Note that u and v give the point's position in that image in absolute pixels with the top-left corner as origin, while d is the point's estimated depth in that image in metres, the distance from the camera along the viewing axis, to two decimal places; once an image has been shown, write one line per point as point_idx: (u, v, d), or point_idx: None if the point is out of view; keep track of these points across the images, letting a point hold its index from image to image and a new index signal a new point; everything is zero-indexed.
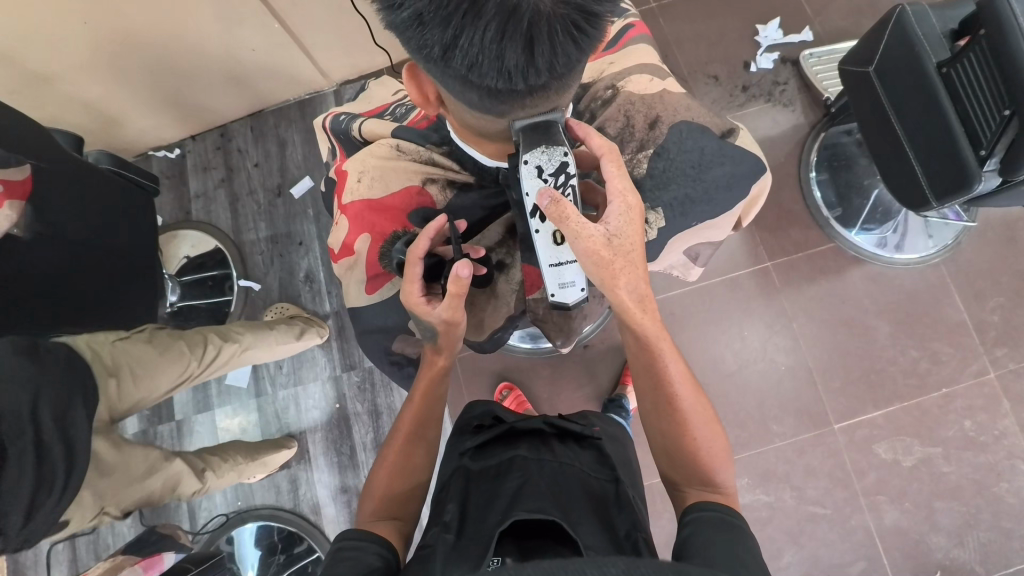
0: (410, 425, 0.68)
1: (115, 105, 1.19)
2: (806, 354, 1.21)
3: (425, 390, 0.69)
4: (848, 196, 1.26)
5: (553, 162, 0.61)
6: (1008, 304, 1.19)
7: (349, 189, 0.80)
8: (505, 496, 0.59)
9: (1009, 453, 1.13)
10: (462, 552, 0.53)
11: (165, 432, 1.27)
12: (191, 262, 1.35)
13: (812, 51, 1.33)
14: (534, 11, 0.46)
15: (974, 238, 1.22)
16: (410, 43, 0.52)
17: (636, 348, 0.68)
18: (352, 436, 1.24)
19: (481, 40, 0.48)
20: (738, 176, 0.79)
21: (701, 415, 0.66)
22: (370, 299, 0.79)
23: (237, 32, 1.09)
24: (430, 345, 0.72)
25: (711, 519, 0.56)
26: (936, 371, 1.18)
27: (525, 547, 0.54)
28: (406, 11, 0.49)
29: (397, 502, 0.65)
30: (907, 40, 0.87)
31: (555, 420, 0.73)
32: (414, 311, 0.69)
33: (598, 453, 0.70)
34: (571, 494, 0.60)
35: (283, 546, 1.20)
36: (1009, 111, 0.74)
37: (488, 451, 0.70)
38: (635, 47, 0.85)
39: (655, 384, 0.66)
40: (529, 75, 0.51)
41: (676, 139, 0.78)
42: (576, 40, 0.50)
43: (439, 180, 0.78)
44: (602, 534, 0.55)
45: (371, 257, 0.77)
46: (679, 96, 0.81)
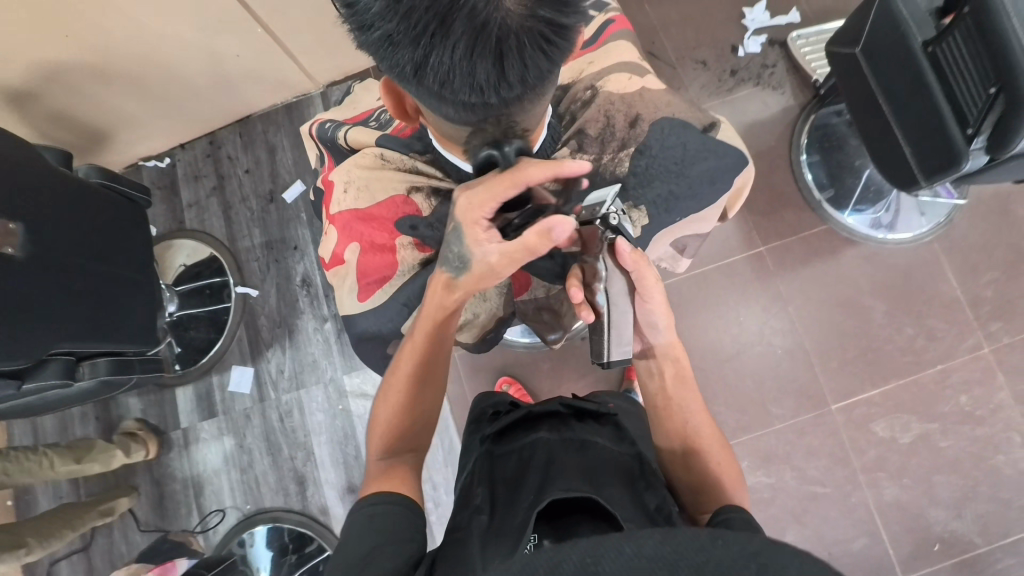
0: (412, 371, 0.67)
1: (99, 118, 1.18)
2: (803, 336, 1.22)
3: (426, 335, 0.68)
4: (840, 176, 1.26)
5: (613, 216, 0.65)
6: (1002, 278, 1.19)
7: (336, 200, 0.80)
8: (536, 475, 0.60)
9: (1006, 425, 1.14)
10: (499, 535, 0.54)
11: (172, 441, 1.29)
12: (188, 271, 1.36)
13: (800, 33, 1.31)
14: (501, 26, 0.46)
15: (966, 214, 1.22)
16: (383, 63, 0.52)
17: (671, 384, 0.69)
18: (356, 437, 1.25)
19: (451, 59, 0.48)
20: (723, 169, 0.78)
21: (723, 452, 0.66)
22: (362, 306, 0.79)
23: (218, 39, 1.07)
24: (444, 273, 0.66)
25: (739, 519, 0.55)
26: (932, 347, 1.19)
27: (558, 527, 0.56)
28: (377, 32, 0.48)
29: (403, 444, 0.67)
30: (894, 21, 0.86)
31: (571, 401, 0.75)
32: (467, 226, 0.62)
33: (616, 428, 0.72)
34: (599, 468, 0.61)
35: (294, 547, 1.22)
36: (995, 89, 0.74)
37: (509, 435, 0.71)
38: (614, 44, 0.84)
39: (675, 420, 0.67)
40: (502, 89, 0.51)
41: (657, 135, 0.78)
42: (546, 52, 0.49)
43: (424, 188, 0.77)
44: (634, 507, 0.55)
45: (361, 266, 0.78)
46: (660, 93, 0.80)
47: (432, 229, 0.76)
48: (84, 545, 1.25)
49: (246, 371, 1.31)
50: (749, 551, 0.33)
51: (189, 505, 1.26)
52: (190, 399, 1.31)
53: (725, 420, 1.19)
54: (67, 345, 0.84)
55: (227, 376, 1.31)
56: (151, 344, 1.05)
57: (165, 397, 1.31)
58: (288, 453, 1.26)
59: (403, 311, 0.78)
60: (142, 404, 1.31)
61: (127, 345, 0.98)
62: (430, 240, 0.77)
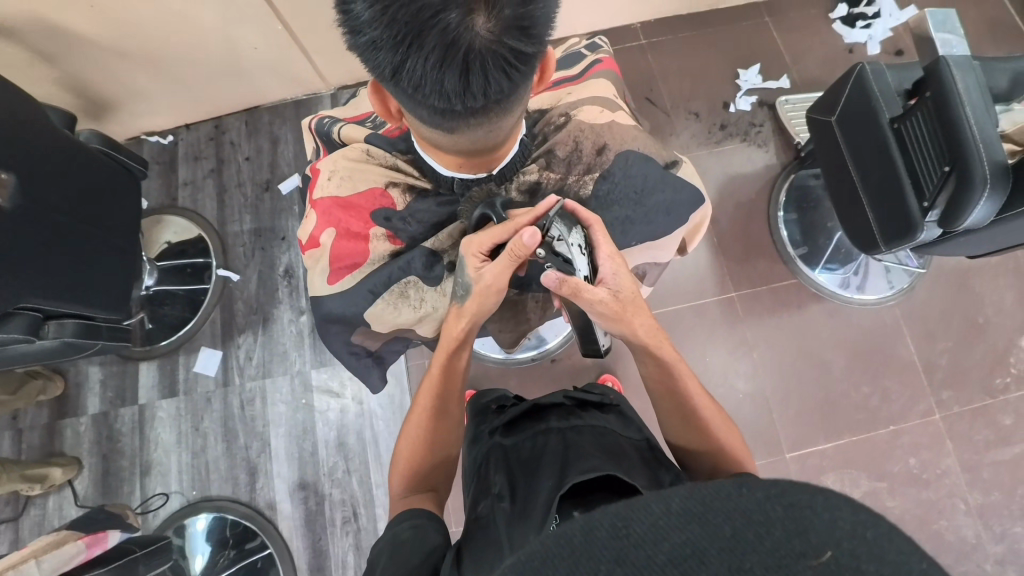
0: (429, 404, 0.71)
1: (110, 87, 1.21)
2: (765, 382, 1.25)
3: (440, 365, 0.73)
4: (813, 235, 1.33)
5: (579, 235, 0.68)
6: (956, 348, 1.25)
7: (320, 186, 0.82)
8: (553, 457, 0.59)
9: (950, 491, 1.17)
10: (522, 515, 0.52)
11: (127, 416, 1.26)
12: (171, 248, 1.36)
13: (787, 98, 1.41)
14: (469, 45, 0.50)
15: (926, 283, 1.29)
16: (367, 64, 0.55)
17: (657, 373, 0.71)
18: (314, 434, 1.24)
19: (424, 68, 0.51)
20: (677, 202, 0.83)
21: (725, 427, 0.67)
22: (330, 289, 0.80)
23: (239, 30, 1.12)
24: (456, 302, 0.75)
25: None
26: (885, 407, 1.23)
27: (584, 500, 0.54)
28: (363, 37, 0.52)
29: (423, 474, 0.69)
30: (864, 95, 0.94)
31: (573, 393, 0.77)
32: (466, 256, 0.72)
33: (621, 414, 0.73)
34: (612, 448, 0.61)
35: (234, 541, 1.19)
36: (948, 167, 0.81)
37: (519, 426, 0.72)
38: (595, 81, 0.89)
39: (675, 402, 0.69)
40: (467, 99, 0.55)
41: (622, 165, 0.82)
42: (509, 74, 0.54)
43: (401, 184, 0.82)
44: (647, 480, 0.56)
45: (335, 250, 0.80)
46: (628, 127, 0.85)
47: (406, 222, 0.81)
48: (15, 515, 1.20)
49: (214, 355, 1.30)
50: (773, 493, 0.28)
51: (133, 484, 1.22)
52: (153, 375, 1.29)
53: None
54: (37, 300, 0.84)
55: (194, 357, 1.30)
56: (122, 313, 1.06)
57: (127, 370, 1.29)
58: (244, 443, 1.24)
59: (369, 299, 0.79)
60: (103, 375, 1.29)
61: (97, 310, 0.98)
62: (403, 233, 0.81)
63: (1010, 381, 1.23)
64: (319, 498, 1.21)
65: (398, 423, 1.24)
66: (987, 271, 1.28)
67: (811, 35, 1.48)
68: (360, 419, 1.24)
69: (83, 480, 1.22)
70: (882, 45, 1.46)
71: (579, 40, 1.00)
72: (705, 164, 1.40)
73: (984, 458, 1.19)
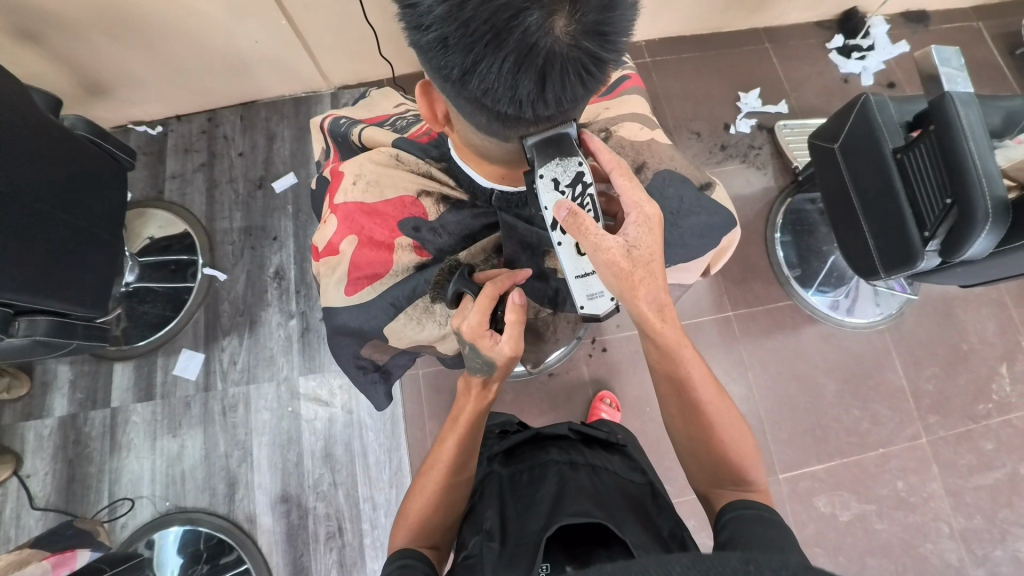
0: (452, 455, 0.62)
1: (100, 72, 1.16)
2: (759, 403, 1.26)
3: (469, 419, 0.64)
4: (808, 258, 1.35)
5: (568, 173, 0.58)
6: (942, 374, 1.28)
7: (343, 189, 0.78)
8: (546, 502, 0.57)
9: (935, 515, 1.19)
10: (510, 562, 0.52)
11: (98, 420, 1.19)
12: (156, 243, 1.30)
13: (786, 123, 1.44)
14: (549, 48, 0.46)
15: (915, 310, 1.32)
16: (431, 63, 0.51)
17: (658, 356, 0.65)
18: (300, 443, 1.19)
19: (499, 69, 0.47)
20: (711, 226, 0.81)
21: (727, 417, 0.65)
22: (348, 300, 0.76)
23: (242, 24, 1.09)
24: (477, 376, 0.66)
25: (748, 516, 0.56)
26: (876, 431, 1.24)
27: (575, 553, 0.54)
28: (432, 34, 0.47)
29: (436, 527, 0.60)
30: (869, 124, 0.96)
31: (580, 426, 0.72)
32: (475, 342, 0.62)
33: (626, 457, 0.69)
34: (610, 496, 0.59)
35: (208, 555, 1.12)
36: (950, 200, 0.83)
37: (517, 455, 0.70)
38: (631, 97, 0.89)
39: (677, 390, 0.65)
40: (538, 107, 0.51)
41: (659, 184, 0.79)
42: (584, 81, 0.50)
43: (434, 194, 0.77)
44: (646, 534, 0.53)
45: (357, 259, 0.76)
46: (665, 147, 0.84)
47: (435, 234, 0.77)
48: None
49: (195, 356, 1.24)
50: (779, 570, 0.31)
51: (100, 491, 1.15)
52: (128, 376, 1.22)
53: (675, 476, 1.17)
54: (9, 296, 0.78)
55: (174, 359, 1.24)
56: (100, 311, 1.00)
57: (99, 370, 1.22)
58: (224, 450, 1.18)
59: (390, 312, 0.76)
60: (72, 375, 1.21)
61: (74, 307, 0.92)
62: (431, 244, 0.77)
63: (992, 407, 1.26)
64: (302, 511, 1.15)
65: (390, 434, 1.19)
66: (971, 300, 1.32)
67: (809, 65, 1.52)
68: (349, 429, 1.20)
69: (44, 486, 1.14)
70: (875, 77, 1.51)
71: None
72: None
73: (967, 483, 1.21)
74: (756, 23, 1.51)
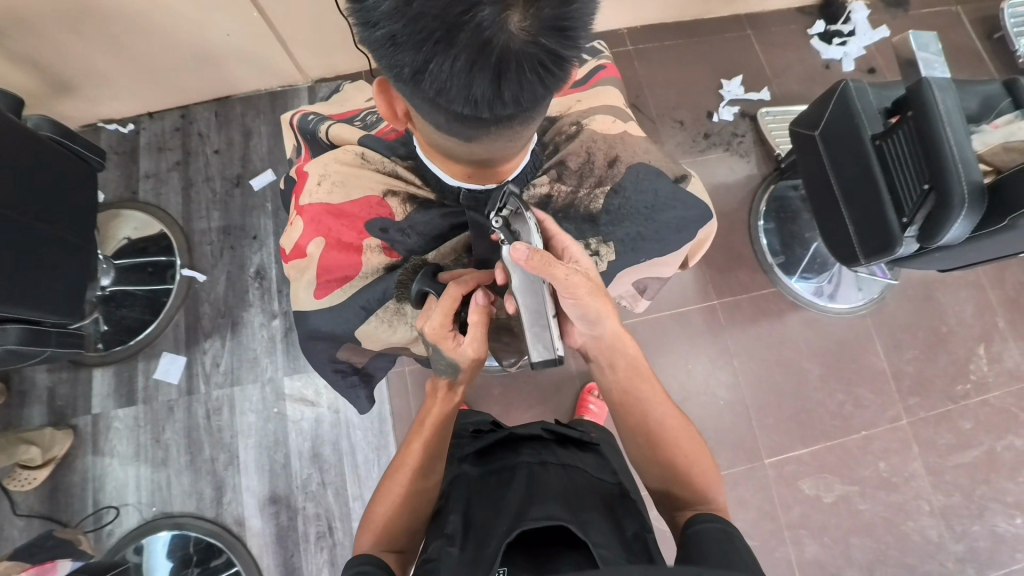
0: (419, 458, 0.62)
1: (65, 70, 1.12)
2: (745, 390, 1.27)
3: (434, 424, 0.65)
4: (791, 245, 1.36)
5: (526, 217, 0.59)
6: (922, 356, 1.31)
7: (308, 190, 0.77)
8: (511, 505, 0.57)
9: (917, 494, 1.22)
10: (471, 567, 0.51)
11: (78, 427, 1.16)
12: (132, 245, 1.27)
13: (768, 110, 1.43)
14: (504, 45, 0.45)
15: (895, 294, 1.34)
16: (383, 62, 0.49)
17: (623, 375, 0.71)
18: (287, 444, 1.18)
19: (451, 69, 0.46)
20: (688, 220, 0.81)
21: (687, 434, 0.69)
22: (318, 303, 0.75)
23: (212, 17, 1.05)
24: (443, 378, 0.67)
25: (713, 532, 0.56)
26: (858, 414, 1.27)
27: (537, 556, 0.53)
28: (381, 31, 0.46)
29: (400, 531, 0.60)
30: (848, 111, 0.96)
31: (553, 426, 0.72)
32: (438, 343, 0.63)
33: (598, 456, 0.70)
34: (578, 498, 0.59)
35: (199, 559, 1.12)
36: (928, 185, 0.84)
37: (489, 457, 0.70)
38: (602, 89, 0.88)
39: (641, 407, 0.70)
40: (495, 106, 0.49)
41: (633, 179, 0.80)
42: (543, 79, 0.49)
43: (400, 194, 0.76)
44: (611, 539, 0.53)
45: (324, 261, 0.74)
46: (639, 140, 0.84)
47: (404, 234, 0.75)
48: None
49: (177, 360, 1.22)
50: None
51: (85, 499, 1.13)
52: (109, 382, 1.20)
53: None
54: None
55: (155, 363, 1.21)
56: (75, 317, 0.98)
57: (79, 377, 1.19)
58: (210, 454, 1.17)
59: (361, 316, 0.74)
60: (51, 382, 1.19)
61: (47, 315, 0.90)
62: (401, 245, 0.76)
63: (970, 387, 1.29)
64: (292, 512, 1.15)
65: (378, 433, 1.19)
66: (950, 283, 1.35)
67: (791, 51, 1.52)
68: (336, 429, 1.19)
69: (26, 496, 1.12)
70: (856, 62, 1.51)
71: None
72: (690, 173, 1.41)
73: (946, 462, 1.24)
74: (737, 9, 1.50)
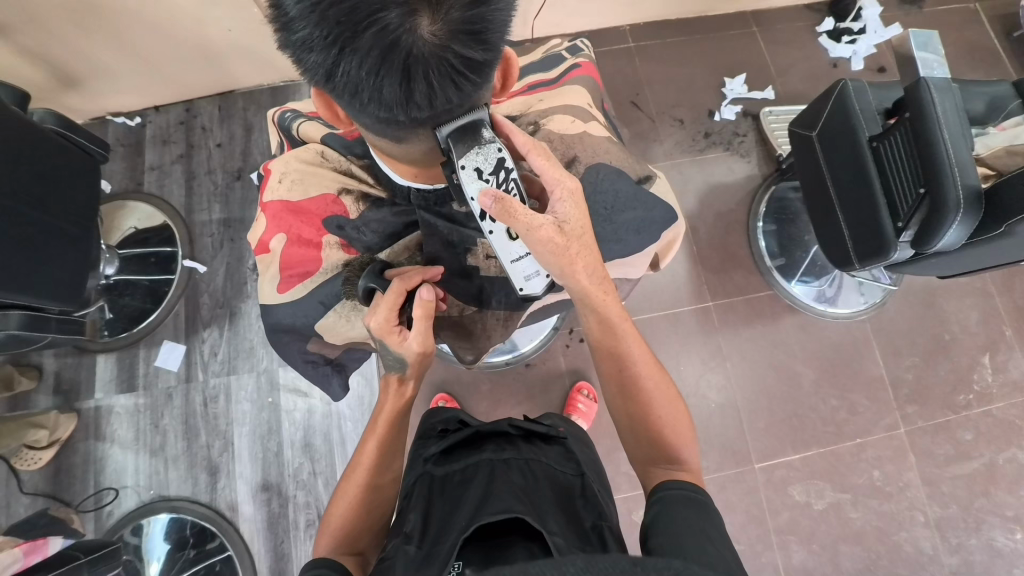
0: (374, 457, 0.65)
1: (72, 65, 1.15)
2: (737, 393, 1.26)
3: (386, 421, 0.67)
4: (790, 248, 1.34)
5: (490, 161, 0.57)
6: (921, 363, 1.28)
7: (270, 188, 0.78)
8: (473, 499, 0.59)
9: (911, 504, 1.20)
10: (424, 564, 0.52)
11: (83, 412, 1.21)
12: (135, 235, 1.30)
13: (771, 109, 1.41)
14: (410, 48, 0.46)
15: (896, 300, 1.31)
16: (300, 65, 0.51)
17: (599, 331, 0.70)
18: (280, 433, 1.20)
19: (360, 70, 0.47)
20: (648, 221, 0.81)
21: (664, 396, 0.69)
22: (281, 297, 0.76)
23: (211, 13, 1.07)
24: (393, 373, 0.69)
25: (680, 497, 0.58)
26: (853, 421, 1.24)
27: (494, 546, 0.55)
28: (294, 34, 0.48)
29: (357, 533, 0.62)
30: (846, 112, 0.93)
31: (520, 421, 0.74)
32: (384, 338, 0.66)
33: (564, 449, 0.72)
34: (538, 492, 0.61)
35: (194, 541, 1.15)
36: (923, 189, 0.82)
37: (453, 454, 0.71)
38: (569, 88, 0.85)
39: (618, 367, 0.69)
40: (410, 109, 0.50)
41: (592, 179, 0.78)
42: (457, 84, 0.50)
43: (354, 192, 0.76)
44: (567, 530, 0.56)
45: (286, 256, 0.75)
46: (599, 140, 0.81)
47: (360, 232, 0.76)
48: None
49: (176, 348, 1.25)
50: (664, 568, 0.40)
51: (87, 480, 1.17)
52: (111, 368, 1.23)
53: None
54: None
55: (155, 351, 1.25)
56: (76, 304, 1.01)
57: (83, 363, 1.23)
58: (205, 440, 1.20)
59: (320, 310, 0.76)
60: (57, 367, 1.23)
61: (48, 302, 0.93)
62: (358, 242, 0.76)
63: (972, 398, 1.26)
64: (283, 500, 1.17)
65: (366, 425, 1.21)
66: (955, 290, 1.31)
67: (797, 49, 1.48)
68: (327, 420, 1.21)
69: (31, 475, 1.16)
70: (866, 62, 1.47)
71: (560, 41, 0.96)
72: (688, 173, 1.39)
73: (943, 473, 1.21)
74: (743, 6, 1.47)
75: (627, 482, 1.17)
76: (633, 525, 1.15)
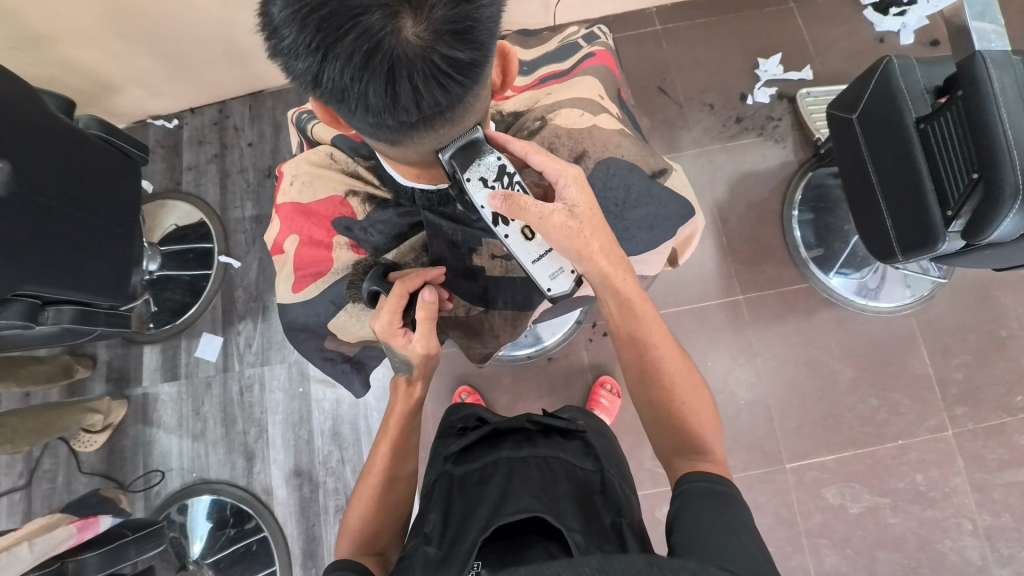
0: (387, 458, 0.67)
1: (115, 73, 1.21)
2: (767, 390, 1.21)
3: (398, 421, 0.69)
4: (828, 239, 1.27)
5: (491, 169, 0.60)
6: (973, 362, 1.19)
7: (283, 190, 0.80)
8: (490, 498, 0.60)
9: (957, 511, 1.13)
10: (444, 564, 0.53)
11: (134, 398, 1.29)
12: (175, 233, 1.37)
13: (809, 91, 1.33)
14: (393, 51, 0.46)
15: (946, 293, 1.22)
16: (290, 74, 0.51)
17: (619, 314, 0.69)
18: (310, 422, 1.25)
19: (344, 75, 0.47)
20: (662, 216, 0.78)
21: (686, 380, 0.67)
22: (295, 297, 0.79)
23: (237, 16, 1.10)
24: (401, 375, 0.71)
25: (701, 489, 0.57)
26: (894, 422, 1.18)
27: (512, 544, 0.55)
28: (281, 41, 0.48)
29: (375, 532, 0.64)
30: (891, 92, 0.87)
31: (539, 417, 0.74)
32: (389, 341, 0.68)
33: (583, 444, 0.71)
34: (556, 488, 0.61)
35: (233, 521, 1.22)
36: (977, 174, 0.75)
37: (472, 452, 0.71)
38: (582, 79, 0.83)
39: (638, 351, 0.68)
40: (397, 113, 0.50)
41: (602, 174, 0.76)
42: (444, 86, 0.49)
43: (361, 194, 0.77)
44: (586, 528, 0.55)
45: (297, 257, 0.78)
46: (611, 132, 0.78)
47: (367, 232, 0.77)
48: (27, 483, 1.25)
49: (214, 340, 1.31)
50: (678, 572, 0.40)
51: (138, 462, 1.26)
52: (156, 358, 1.31)
53: None
54: (33, 289, 0.85)
55: (195, 342, 1.32)
56: (122, 298, 1.07)
57: (131, 352, 1.32)
58: (241, 428, 1.26)
59: (332, 308, 0.78)
60: (109, 356, 1.32)
61: (96, 296, 0.99)
62: (366, 242, 0.78)
63: None
64: (313, 485, 1.22)
65: None
66: (1014, 282, 1.21)
67: (839, 24, 1.39)
68: (354, 410, 1.25)
69: (89, 457, 1.26)
70: (917, 35, 1.36)
71: (576, 29, 0.94)
72: (717, 161, 1.34)
73: (995, 479, 1.13)
74: None
75: (650, 480, 1.15)
76: (655, 522, 1.14)
